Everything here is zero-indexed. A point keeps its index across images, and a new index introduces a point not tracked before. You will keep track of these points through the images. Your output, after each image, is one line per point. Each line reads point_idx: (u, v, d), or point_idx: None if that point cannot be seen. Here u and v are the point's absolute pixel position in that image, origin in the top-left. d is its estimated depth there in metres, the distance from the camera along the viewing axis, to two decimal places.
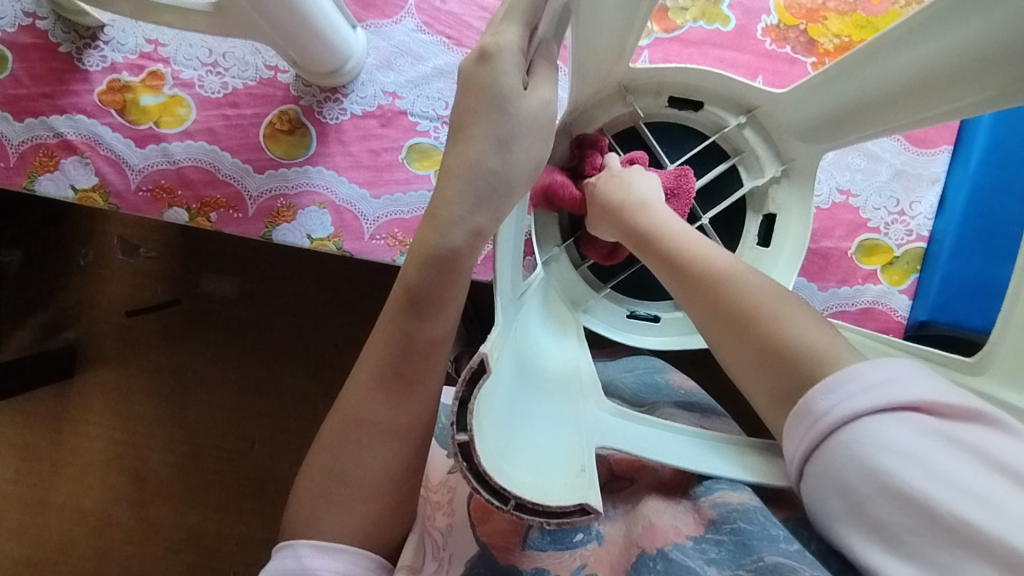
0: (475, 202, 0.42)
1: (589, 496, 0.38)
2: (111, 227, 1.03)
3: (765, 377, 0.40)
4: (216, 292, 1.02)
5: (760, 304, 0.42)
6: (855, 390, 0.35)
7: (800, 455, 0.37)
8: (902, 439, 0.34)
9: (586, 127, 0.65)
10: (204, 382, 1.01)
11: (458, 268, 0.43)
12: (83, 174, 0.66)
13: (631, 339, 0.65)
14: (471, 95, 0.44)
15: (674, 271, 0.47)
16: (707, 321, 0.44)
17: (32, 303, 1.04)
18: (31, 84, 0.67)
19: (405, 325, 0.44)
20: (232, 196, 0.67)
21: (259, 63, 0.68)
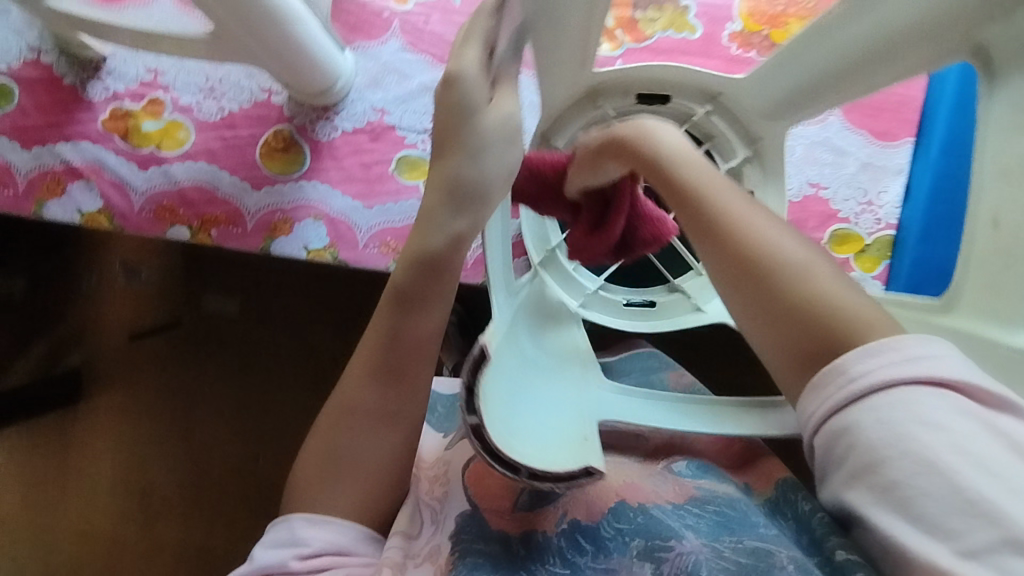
0: (454, 209, 0.47)
1: (591, 458, 0.43)
2: (112, 252, 1.04)
3: (788, 339, 0.36)
4: (217, 313, 1.04)
5: (792, 258, 0.37)
6: (900, 359, 0.32)
7: (821, 411, 0.34)
8: (940, 414, 0.31)
9: (564, 130, 0.68)
10: (207, 401, 1.04)
11: (441, 272, 0.48)
12: (89, 198, 0.70)
13: (633, 325, 0.66)
14: (443, 115, 0.49)
15: (694, 218, 0.42)
16: (730, 277, 0.39)
17: (35, 333, 1.06)
18: (37, 114, 0.71)
19: (394, 323, 0.48)
20: (231, 212, 0.71)
21: (254, 87, 0.72)
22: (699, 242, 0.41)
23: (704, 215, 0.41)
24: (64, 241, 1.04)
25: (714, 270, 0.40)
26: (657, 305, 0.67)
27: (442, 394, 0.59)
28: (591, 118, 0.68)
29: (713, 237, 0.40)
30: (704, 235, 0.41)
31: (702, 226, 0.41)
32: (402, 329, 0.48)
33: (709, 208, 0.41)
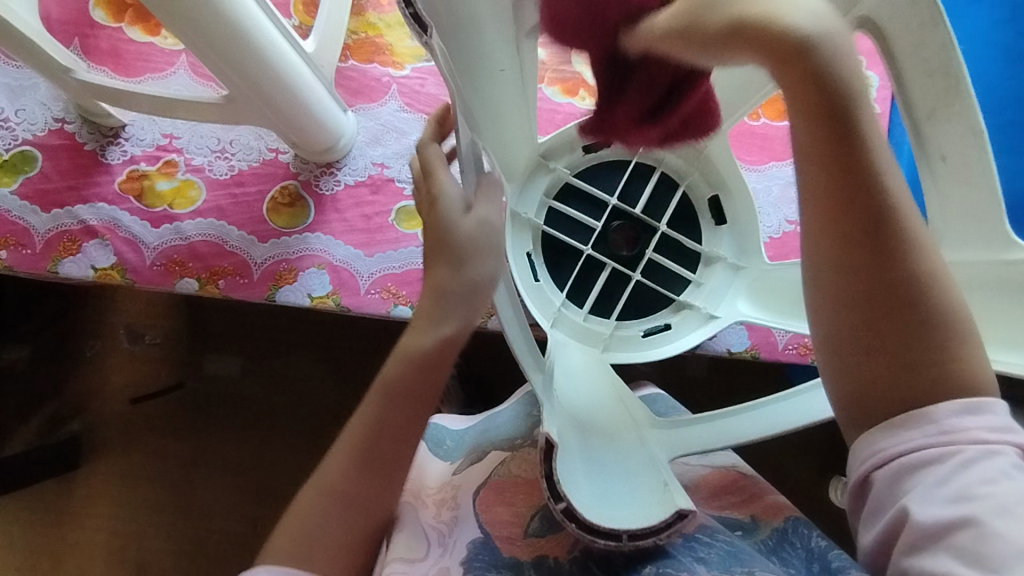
0: (444, 313, 0.49)
1: (679, 500, 0.45)
2: (118, 318, 1.06)
3: (892, 377, 0.37)
4: (218, 373, 1.06)
5: (930, 296, 0.37)
6: (984, 425, 0.37)
7: (901, 451, 0.38)
8: (1009, 477, 0.36)
9: (533, 189, 0.69)
10: (207, 461, 1.04)
11: (436, 367, 0.50)
12: (103, 255, 0.74)
13: (653, 353, 0.68)
14: (428, 233, 0.50)
15: (857, 214, 0.35)
16: (864, 305, 0.36)
17: (34, 401, 1.06)
18: (58, 178, 0.75)
19: (381, 417, 0.50)
20: (239, 264, 0.74)
21: (262, 147, 0.77)
22: (852, 250, 0.36)
23: (866, 221, 0.35)
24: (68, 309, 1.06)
25: (856, 286, 0.36)
26: (671, 328, 0.69)
27: (453, 430, 0.63)
28: (550, 182, 0.70)
29: (871, 256, 0.36)
30: (864, 248, 0.35)
31: (868, 238, 0.35)
32: (386, 421, 0.50)
33: (872, 212, 0.35)
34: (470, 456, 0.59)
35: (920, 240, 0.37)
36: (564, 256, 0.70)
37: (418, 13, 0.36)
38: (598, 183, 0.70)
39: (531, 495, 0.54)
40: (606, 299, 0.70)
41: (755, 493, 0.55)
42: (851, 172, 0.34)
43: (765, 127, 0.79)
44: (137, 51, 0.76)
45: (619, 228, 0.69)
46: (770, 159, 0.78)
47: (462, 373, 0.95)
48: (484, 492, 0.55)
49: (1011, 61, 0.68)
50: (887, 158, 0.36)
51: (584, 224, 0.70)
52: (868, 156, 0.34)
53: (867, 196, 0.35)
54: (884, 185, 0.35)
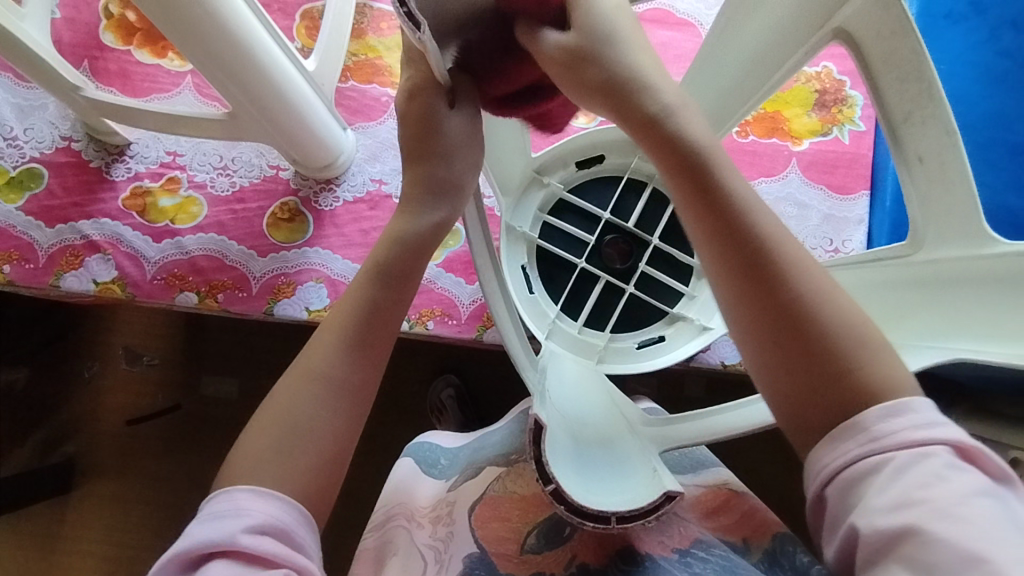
0: (433, 201, 0.49)
1: (667, 482, 0.44)
2: (117, 338, 1.06)
3: (805, 390, 0.37)
4: (216, 395, 1.05)
5: (814, 306, 0.38)
6: (917, 422, 0.34)
7: (836, 462, 0.35)
8: (953, 472, 0.32)
9: (528, 203, 0.70)
10: (201, 481, 1.03)
11: (422, 255, 0.48)
12: (104, 269, 0.75)
13: (650, 365, 0.68)
14: (411, 121, 0.49)
15: (715, 232, 0.39)
16: (757, 321, 0.38)
17: (31, 421, 1.05)
18: (63, 194, 0.77)
19: (373, 298, 0.46)
20: (238, 278, 0.76)
21: (263, 164, 0.79)
22: (717, 265, 0.40)
23: (727, 235, 0.39)
24: (66, 330, 1.06)
25: (728, 298, 0.40)
26: (664, 339, 0.69)
27: (447, 449, 0.64)
28: (543, 197, 0.71)
29: (732, 267, 0.39)
30: (725, 265, 0.39)
31: (729, 253, 0.39)
32: (379, 306, 0.46)
33: (733, 227, 0.39)
34: (466, 472, 0.59)
35: (793, 250, 0.39)
36: (558, 269, 0.71)
37: (413, 12, 0.39)
38: (592, 198, 0.72)
39: (528, 510, 0.53)
40: (601, 312, 0.70)
41: (746, 512, 0.53)
42: (707, 198, 0.40)
43: (753, 144, 0.81)
44: (144, 72, 0.79)
45: (613, 241, 0.70)
46: (760, 175, 0.80)
47: (459, 391, 0.95)
48: (480, 507, 0.54)
49: (990, 77, 0.69)
50: (739, 183, 0.41)
51: (577, 238, 0.71)
52: (712, 181, 0.40)
53: (721, 215, 0.39)
54: (733, 202, 0.40)
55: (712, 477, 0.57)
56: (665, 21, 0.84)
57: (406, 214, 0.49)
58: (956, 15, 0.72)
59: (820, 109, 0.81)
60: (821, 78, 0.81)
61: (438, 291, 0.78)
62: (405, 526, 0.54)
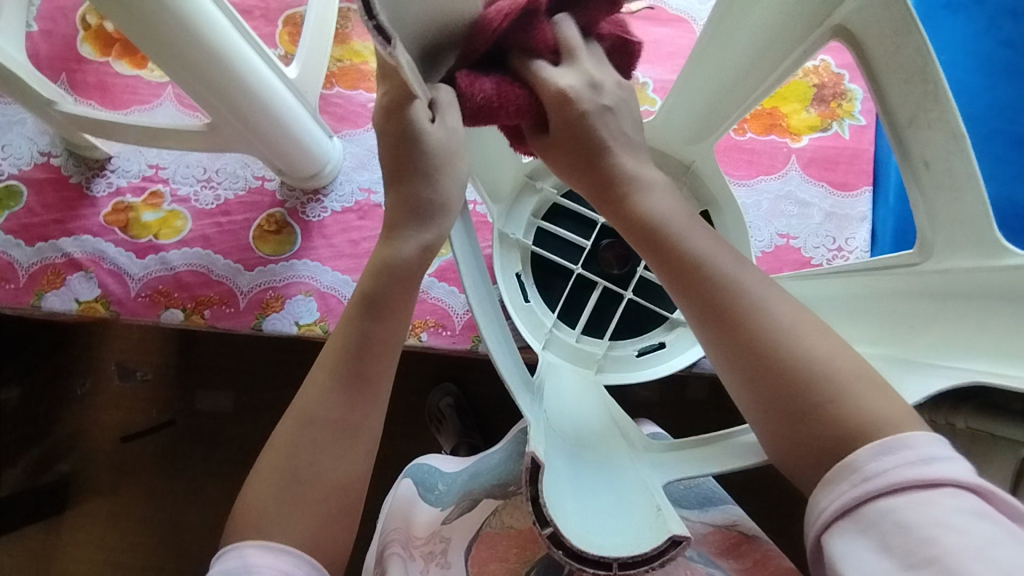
0: (420, 222, 0.48)
1: (672, 525, 0.41)
2: (107, 354, 1.03)
3: (788, 430, 0.38)
4: (210, 410, 1.03)
5: (797, 357, 0.38)
6: (916, 459, 0.34)
7: (833, 507, 0.35)
8: (957, 515, 0.31)
9: (521, 210, 0.68)
10: (198, 500, 1.01)
11: (413, 280, 0.47)
12: (86, 287, 0.73)
13: (651, 374, 0.65)
14: (392, 142, 0.47)
15: (694, 296, 0.42)
16: (741, 378, 0.40)
17: (22, 442, 1.03)
18: (43, 212, 0.75)
19: (363, 327, 0.45)
20: (224, 293, 0.73)
21: (248, 175, 0.76)
22: (700, 323, 0.42)
23: (705, 294, 0.41)
24: (55, 348, 1.03)
25: (716, 354, 0.41)
26: (665, 346, 0.67)
27: (445, 472, 0.60)
28: (536, 203, 0.68)
29: (711, 323, 0.41)
30: (706, 324, 0.41)
31: (697, 304, 0.42)
32: (373, 335, 0.46)
33: (710, 285, 0.41)
34: (461, 502, 0.57)
35: (765, 293, 0.41)
36: (555, 277, 0.69)
37: (383, 25, 0.34)
38: (587, 203, 0.70)
39: (525, 549, 0.54)
40: (598, 319, 0.68)
41: (760, 559, 0.52)
42: (687, 263, 0.42)
43: (751, 141, 0.79)
44: (124, 84, 0.77)
45: (611, 248, 0.69)
46: (758, 173, 0.78)
47: (458, 400, 0.93)
48: (476, 548, 0.54)
49: (994, 68, 0.67)
50: (701, 238, 0.43)
51: (573, 243, 0.69)
52: (672, 237, 0.43)
53: (684, 269, 0.42)
54: (698, 258, 0.42)
55: (720, 516, 0.56)
56: (657, 18, 0.82)
57: (392, 241, 0.48)
58: (956, 4, 0.71)
59: (819, 104, 0.79)
60: (819, 72, 0.79)
61: (431, 300, 0.75)
62: (401, 554, 0.53)
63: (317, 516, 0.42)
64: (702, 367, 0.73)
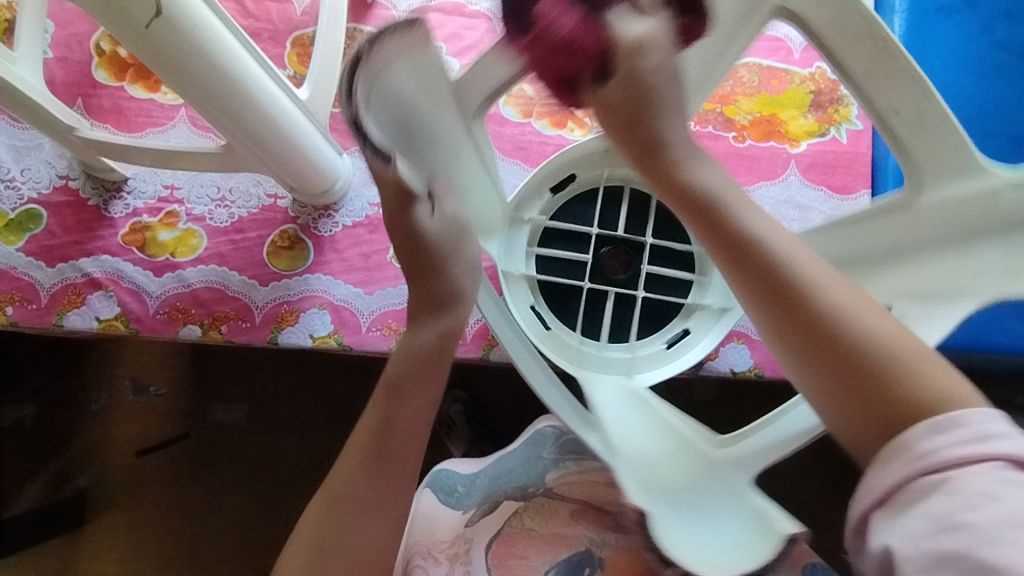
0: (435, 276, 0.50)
1: (783, 525, 0.45)
2: (121, 369, 1.05)
3: (859, 412, 0.37)
4: (224, 422, 1.04)
5: (865, 332, 0.38)
6: (972, 436, 0.34)
7: (887, 483, 0.35)
8: (1005, 489, 0.32)
9: (516, 243, 0.68)
10: (216, 510, 1.02)
11: (436, 368, 0.49)
12: (107, 306, 0.75)
13: (686, 362, 0.65)
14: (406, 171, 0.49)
15: (760, 269, 0.40)
16: (806, 356, 0.39)
17: (40, 458, 1.04)
18: (62, 233, 0.77)
19: (385, 412, 0.47)
20: (240, 308, 0.75)
21: (261, 193, 0.78)
22: (755, 296, 0.41)
23: (768, 267, 0.40)
24: (69, 365, 1.05)
25: (779, 332, 0.40)
26: (689, 331, 0.67)
27: (464, 474, 0.63)
28: (530, 234, 0.69)
29: (778, 297, 0.40)
30: (766, 302, 0.40)
31: (759, 286, 0.40)
32: (395, 418, 0.47)
33: (773, 259, 0.40)
34: (483, 505, 0.60)
35: (820, 270, 0.40)
36: (566, 297, 0.70)
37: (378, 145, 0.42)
38: (579, 212, 0.71)
39: (545, 549, 0.57)
40: (619, 326, 0.69)
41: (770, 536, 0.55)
42: (749, 239, 0.41)
43: (751, 148, 0.80)
44: (138, 108, 0.79)
45: (610, 253, 0.70)
46: (759, 179, 0.79)
47: (467, 407, 0.95)
48: (496, 544, 0.57)
49: (984, 69, 0.69)
50: (755, 215, 0.43)
51: (572, 261, 0.70)
52: (725, 212, 0.43)
53: (741, 249, 0.41)
54: (755, 236, 0.41)
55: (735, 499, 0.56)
56: None
57: (413, 330, 0.50)
58: (949, 9, 0.71)
59: (816, 110, 0.80)
60: (816, 79, 0.81)
61: None
62: (425, 562, 0.56)
63: (345, 564, 0.45)
64: (708, 369, 0.74)
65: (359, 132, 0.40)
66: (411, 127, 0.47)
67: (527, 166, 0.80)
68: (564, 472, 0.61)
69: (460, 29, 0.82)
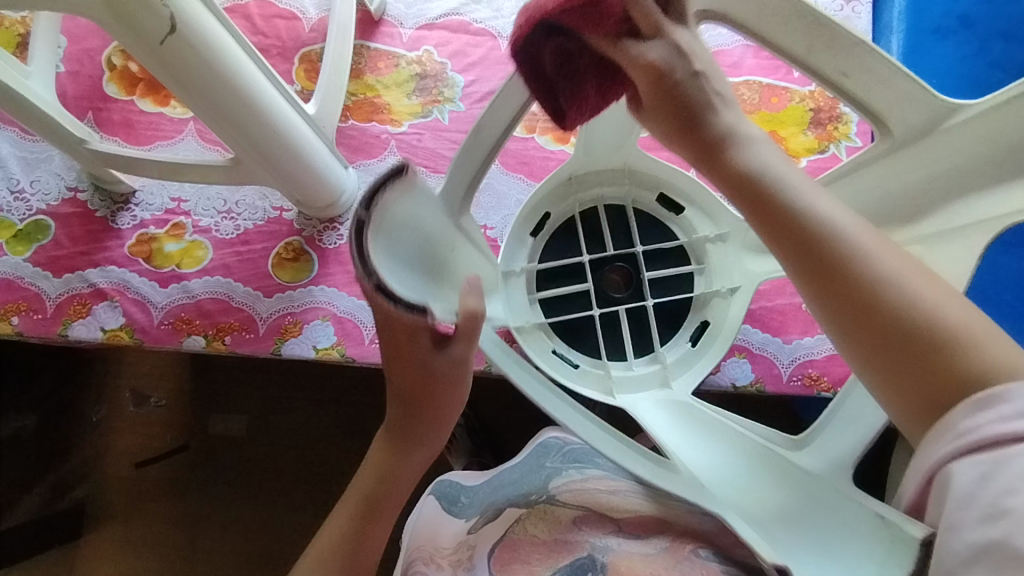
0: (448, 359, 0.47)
1: (910, 529, 0.39)
2: (124, 380, 1.05)
3: (908, 388, 0.36)
4: (224, 433, 1.04)
5: (916, 302, 0.36)
6: (1010, 415, 0.34)
7: (938, 461, 0.37)
8: None
9: (516, 294, 0.67)
10: (215, 523, 1.02)
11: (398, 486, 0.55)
12: (112, 316, 0.75)
13: (716, 355, 0.65)
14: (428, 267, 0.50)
15: (802, 243, 0.39)
16: (850, 329, 0.38)
17: (39, 469, 1.04)
18: (70, 244, 0.78)
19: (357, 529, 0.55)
20: (244, 319, 0.76)
21: (267, 206, 0.79)
22: (799, 270, 0.39)
23: (814, 240, 0.38)
24: (71, 375, 1.05)
25: (822, 307, 0.39)
26: (710, 322, 0.67)
27: (468, 486, 0.64)
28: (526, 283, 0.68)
29: (821, 272, 0.38)
30: (810, 277, 0.38)
31: (806, 266, 0.38)
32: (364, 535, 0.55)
33: (819, 230, 0.38)
34: (485, 513, 0.61)
35: (868, 237, 0.38)
36: (581, 327, 0.69)
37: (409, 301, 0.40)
38: (572, 234, 0.70)
39: (547, 555, 0.56)
40: (641, 336, 0.68)
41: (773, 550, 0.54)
42: (795, 212, 0.39)
43: None
44: (148, 121, 0.80)
45: (609, 273, 0.69)
46: None
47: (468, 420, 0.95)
48: (500, 550, 0.57)
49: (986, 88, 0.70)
50: (800, 185, 0.41)
51: (573, 294, 0.69)
52: (771, 185, 0.41)
53: (782, 218, 0.40)
54: (803, 208, 0.39)
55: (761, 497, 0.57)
56: None
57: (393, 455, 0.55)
58: (945, 30, 0.74)
59: (816, 127, 0.81)
60: (815, 97, 0.82)
61: None
62: (428, 568, 0.57)
63: None
64: (710, 383, 0.75)
65: (387, 294, 0.39)
66: (418, 258, 0.45)
67: (531, 181, 0.81)
68: (567, 481, 0.62)
69: (465, 46, 0.83)
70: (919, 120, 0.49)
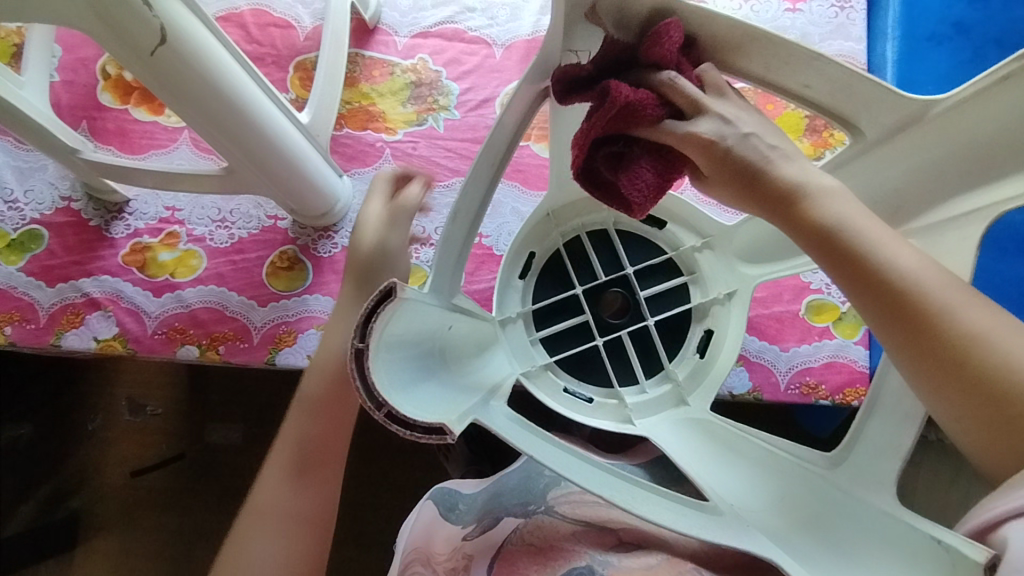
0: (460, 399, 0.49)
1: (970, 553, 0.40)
2: (119, 389, 1.05)
3: (994, 434, 0.41)
4: (219, 442, 1.03)
5: (1004, 362, 0.40)
6: None
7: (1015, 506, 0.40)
8: None
9: (514, 337, 0.65)
10: (210, 533, 1.01)
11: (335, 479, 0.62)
12: (105, 326, 0.75)
13: (724, 365, 0.64)
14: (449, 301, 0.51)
15: (899, 309, 0.41)
16: (941, 387, 0.41)
17: (33, 479, 1.04)
18: (63, 254, 0.77)
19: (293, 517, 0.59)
20: (238, 328, 0.75)
21: (261, 215, 0.79)
22: (894, 333, 0.42)
23: (911, 306, 0.41)
24: (66, 384, 1.05)
25: (914, 366, 0.42)
26: (713, 332, 0.66)
27: (466, 493, 0.62)
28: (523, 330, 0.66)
29: (918, 336, 0.41)
30: (906, 341, 0.41)
31: (903, 332, 0.41)
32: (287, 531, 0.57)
33: (916, 296, 0.41)
34: (483, 521, 0.60)
35: (958, 300, 0.41)
36: (586, 355, 0.67)
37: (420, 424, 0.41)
38: (560, 266, 0.69)
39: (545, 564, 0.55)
40: (648, 355, 0.66)
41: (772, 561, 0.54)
42: (892, 279, 0.41)
43: None
44: (142, 130, 0.80)
45: (606, 298, 0.67)
46: None
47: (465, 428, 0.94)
48: (498, 563, 0.56)
49: None
50: (891, 247, 0.42)
51: (572, 327, 0.67)
52: (869, 257, 0.42)
53: (878, 284, 0.42)
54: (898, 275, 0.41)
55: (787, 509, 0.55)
56: None
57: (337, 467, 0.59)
58: (940, 36, 0.74)
59: (811, 134, 0.81)
60: None
61: None
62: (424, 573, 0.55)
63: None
64: None
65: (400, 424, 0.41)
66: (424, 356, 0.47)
67: (527, 188, 0.81)
68: (566, 491, 0.61)
69: (460, 54, 0.83)
70: (906, 125, 0.49)
